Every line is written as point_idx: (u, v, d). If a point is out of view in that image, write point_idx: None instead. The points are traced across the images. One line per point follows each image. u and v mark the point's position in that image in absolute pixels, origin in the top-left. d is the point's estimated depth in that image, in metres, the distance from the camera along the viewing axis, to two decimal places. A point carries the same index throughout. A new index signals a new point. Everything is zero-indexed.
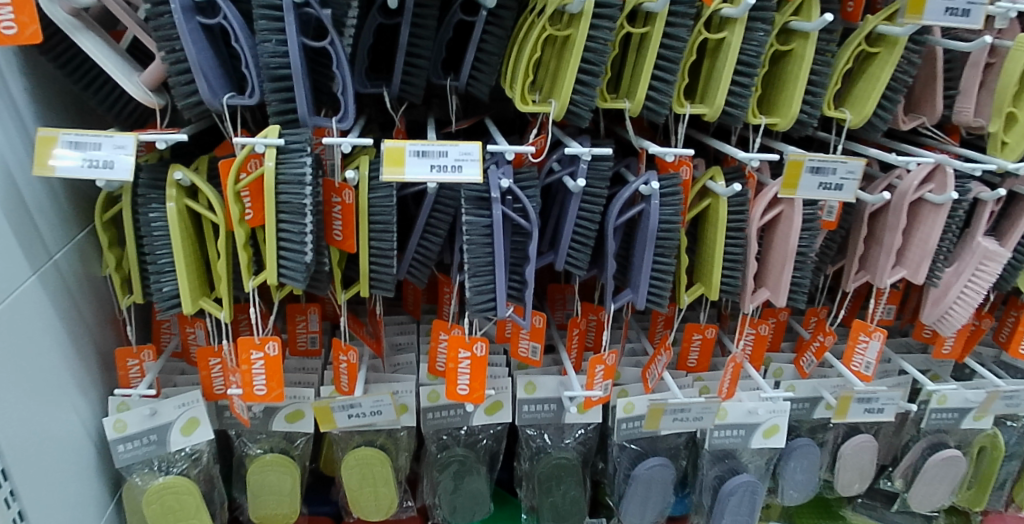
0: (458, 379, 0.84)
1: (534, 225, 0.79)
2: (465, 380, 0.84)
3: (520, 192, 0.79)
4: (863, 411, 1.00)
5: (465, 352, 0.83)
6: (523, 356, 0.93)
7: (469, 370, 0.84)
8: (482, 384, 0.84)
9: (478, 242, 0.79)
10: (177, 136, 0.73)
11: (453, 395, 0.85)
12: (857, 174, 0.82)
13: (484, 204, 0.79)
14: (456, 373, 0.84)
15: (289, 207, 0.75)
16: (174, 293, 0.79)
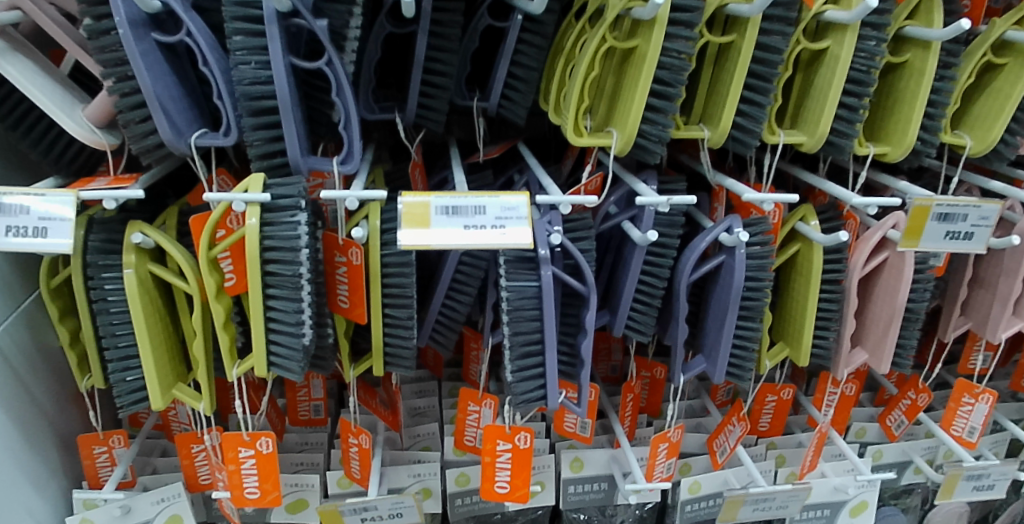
0: (495, 475, 0.70)
1: (591, 289, 0.63)
2: (505, 476, 0.70)
3: (574, 246, 0.62)
4: (971, 488, 0.86)
5: (504, 444, 0.69)
6: (570, 431, 0.78)
7: (510, 464, 0.69)
8: (525, 481, 0.70)
9: (524, 314, 0.62)
10: (131, 192, 0.55)
11: (490, 494, 0.71)
12: (990, 220, 0.69)
13: (529, 265, 0.62)
14: (493, 467, 0.70)
15: (280, 280, 0.58)
16: (141, 383, 0.63)
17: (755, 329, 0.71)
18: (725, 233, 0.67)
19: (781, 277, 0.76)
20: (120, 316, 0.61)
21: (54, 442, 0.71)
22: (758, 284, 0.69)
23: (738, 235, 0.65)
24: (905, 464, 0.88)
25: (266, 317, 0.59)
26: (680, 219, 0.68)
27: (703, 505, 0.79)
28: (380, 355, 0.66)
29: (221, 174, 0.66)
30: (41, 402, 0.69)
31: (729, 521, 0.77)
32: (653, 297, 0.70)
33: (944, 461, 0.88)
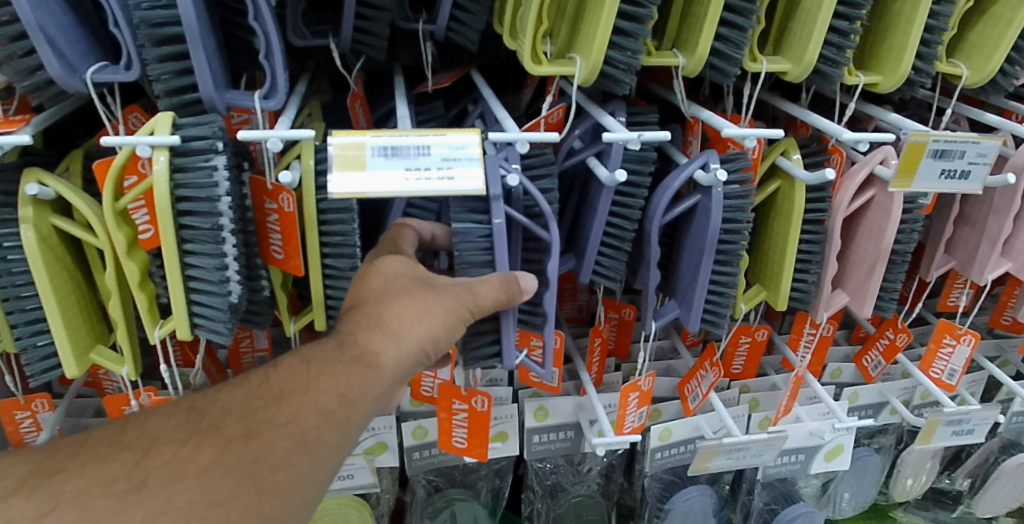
0: (453, 431, 0.68)
1: (551, 233, 0.56)
2: (463, 433, 0.67)
3: (534, 184, 0.55)
4: (950, 434, 0.84)
5: (460, 403, 0.65)
6: (534, 382, 0.72)
7: (467, 423, 0.66)
8: (483, 440, 0.67)
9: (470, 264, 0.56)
10: (16, 139, 0.48)
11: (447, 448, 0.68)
12: (989, 157, 0.63)
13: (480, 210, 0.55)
14: (451, 423, 0.67)
15: (199, 234, 0.51)
16: (54, 348, 0.57)
17: (733, 274, 0.66)
18: (700, 170, 0.61)
19: (760, 215, 0.71)
20: (24, 276, 0.55)
21: None
22: (737, 226, 0.63)
23: (715, 174, 0.59)
24: (882, 405, 0.85)
25: (186, 274, 0.53)
26: (652, 154, 0.62)
27: (675, 452, 0.76)
28: (322, 309, 0.60)
29: (132, 111, 0.57)
30: None
31: (701, 471, 0.75)
32: (623, 241, 0.64)
33: (921, 401, 0.86)
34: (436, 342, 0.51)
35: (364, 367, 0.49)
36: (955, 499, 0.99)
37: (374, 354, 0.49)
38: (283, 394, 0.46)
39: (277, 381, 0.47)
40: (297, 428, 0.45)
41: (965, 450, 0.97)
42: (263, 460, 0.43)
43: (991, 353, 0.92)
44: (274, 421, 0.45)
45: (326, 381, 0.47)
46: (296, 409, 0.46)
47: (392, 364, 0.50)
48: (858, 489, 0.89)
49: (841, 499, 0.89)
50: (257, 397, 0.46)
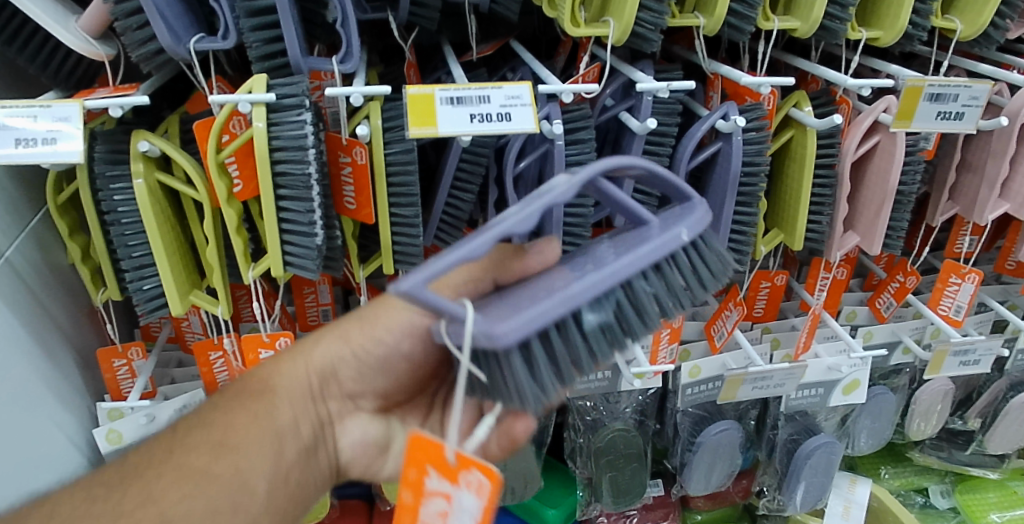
0: None
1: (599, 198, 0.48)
2: None
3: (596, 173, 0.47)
4: (958, 365, 0.91)
5: None
6: None
7: None
8: None
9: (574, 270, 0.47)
10: (134, 99, 0.55)
11: None
12: (981, 99, 0.71)
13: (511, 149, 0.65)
14: None
15: (291, 180, 0.58)
16: (158, 291, 0.65)
17: (754, 215, 0.73)
18: (721, 120, 0.68)
19: (775, 162, 0.78)
20: (132, 227, 0.62)
21: (72, 357, 0.72)
22: (756, 169, 0.70)
23: (735, 121, 0.66)
24: (895, 343, 0.92)
25: (279, 217, 0.60)
26: (678, 107, 0.69)
27: (704, 388, 0.82)
28: (389, 253, 0.67)
29: (218, 81, 0.63)
30: (57, 319, 0.70)
31: (729, 400, 0.83)
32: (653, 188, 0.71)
33: (932, 339, 0.92)
34: (352, 340, 0.57)
35: (265, 396, 0.54)
36: (967, 438, 1.05)
37: (272, 383, 0.56)
38: (146, 465, 0.47)
39: (134, 461, 0.48)
40: (155, 506, 0.44)
41: (976, 391, 1.03)
42: (143, 511, 0.44)
43: (998, 297, 0.98)
44: (138, 502, 0.44)
45: (212, 422, 0.51)
46: (151, 484, 0.46)
47: (296, 383, 0.56)
48: (874, 428, 0.94)
49: (859, 437, 0.95)
50: (100, 481, 0.46)
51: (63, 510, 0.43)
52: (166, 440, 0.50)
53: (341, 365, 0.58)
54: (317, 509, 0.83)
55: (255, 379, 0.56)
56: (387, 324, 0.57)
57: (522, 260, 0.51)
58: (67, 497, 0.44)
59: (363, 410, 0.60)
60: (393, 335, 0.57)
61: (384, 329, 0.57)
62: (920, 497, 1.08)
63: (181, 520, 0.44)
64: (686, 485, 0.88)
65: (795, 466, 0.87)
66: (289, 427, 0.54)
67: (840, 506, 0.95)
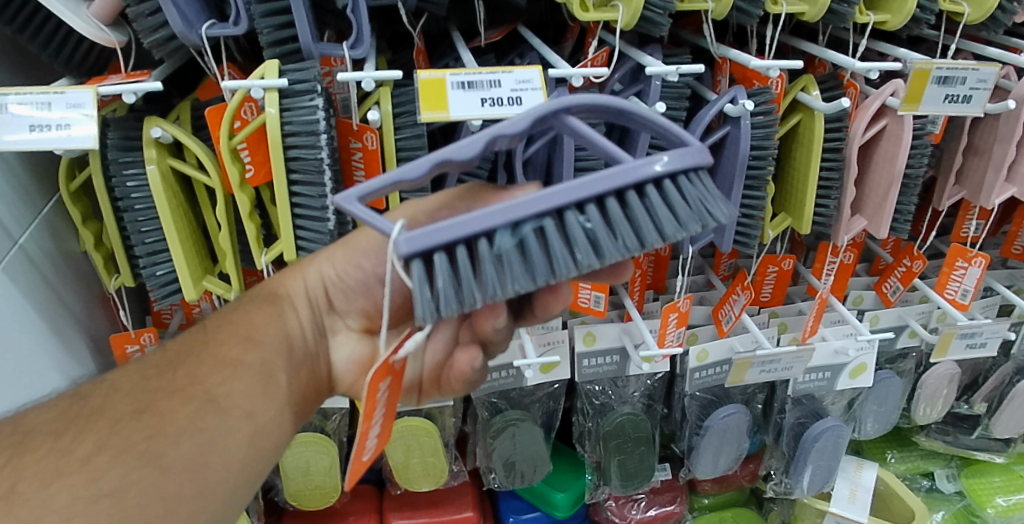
0: None
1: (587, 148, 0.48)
2: None
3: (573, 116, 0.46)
4: (965, 348, 0.93)
5: None
6: (584, 308, 0.78)
7: None
8: None
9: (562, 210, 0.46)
10: (148, 85, 0.55)
11: None
12: (988, 82, 0.72)
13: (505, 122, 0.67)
14: None
15: (303, 165, 0.59)
16: (171, 277, 0.66)
17: (761, 199, 0.74)
18: (729, 104, 0.68)
19: (783, 146, 0.78)
20: (145, 213, 0.63)
21: (85, 343, 0.73)
22: (764, 152, 0.71)
23: (743, 105, 0.67)
24: (902, 327, 0.92)
25: (291, 202, 0.61)
26: (686, 91, 0.69)
27: (712, 372, 0.83)
28: None
29: (230, 68, 0.63)
30: (70, 306, 0.71)
31: (738, 383, 0.84)
32: None
33: (938, 323, 0.93)
34: (331, 265, 0.60)
35: (274, 303, 0.58)
36: (972, 422, 1.05)
37: (280, 291, 0.60)
38: (186, 353, 0.51)
39: (173, 350, 0.52)
40: (202, 386, 0.49)
41: (982, 375, 1.03)
42: (194, 388, 0.48)
43: (1004, 281, 0.99)
44: (187, 381, 0.49)
45: (235, 322, 0.55)
46: (194, 368, 0.50)
47: (298, 296, 0.60)
48: (880, 412, 0.95)
49: (865, 421, 0.95)
50: (149, 366, 0.50)
51: (124, 385, 0.48)
52: (197, 335, 0.54)
53: (330, 286, 0.61)
54: (328, 494, 0.84)
55: (263, 290, 0.60)
56: (365, 250, 0.59)
57: (499, 193, 0.54)
58: (123, 377, 0.49)
59: (351, 328, 0.64)
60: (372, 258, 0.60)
61: (366, 253, 0.59)
62: (925, 480, 1.10)
63: (227, 398, 0.49)
64: (694, 468, 0.88)
65: (802, 449, 0.88)
66: (294, 333, 0.58)
67: (847, 489, 0.95)
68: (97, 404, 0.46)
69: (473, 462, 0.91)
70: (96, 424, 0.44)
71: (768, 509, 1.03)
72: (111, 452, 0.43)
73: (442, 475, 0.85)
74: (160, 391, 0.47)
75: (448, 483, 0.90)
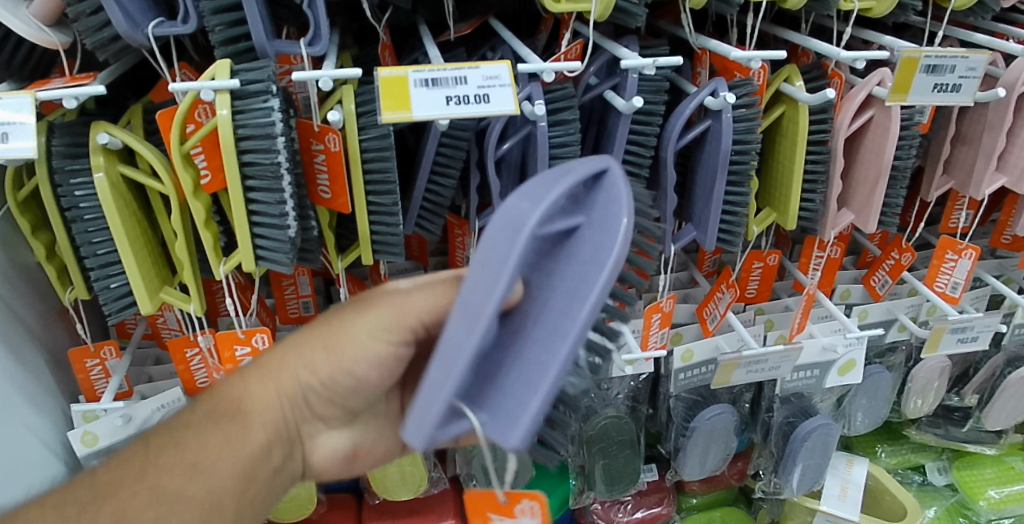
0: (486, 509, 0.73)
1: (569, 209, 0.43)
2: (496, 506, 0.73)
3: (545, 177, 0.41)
4: (955, 341, 0.90)
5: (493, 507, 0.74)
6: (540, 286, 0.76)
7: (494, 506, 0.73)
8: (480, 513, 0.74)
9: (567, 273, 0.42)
10: (90, 89, 0.51)
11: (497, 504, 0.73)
12: (979, 70, 0.69)
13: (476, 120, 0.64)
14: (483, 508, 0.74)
15: (259, 171, 0.56)
16: (127, 289, 0.63)
17: (745, 195, 0.71)
18: (710, 97, 0.65)
19: (767, 140, 0.75)
20: (96, 223, 0.60)
21: (44, 358, 0.70)
22: (746, 146, 0.68)
23: (724, 98, 0.64)
24: (890, 322, 0.90)
25: (248, 210, 0.58)
26: (664, 84, 0.66)
27: (697, 372, 0.81)
28: (368, 243, 0.64)
29: (183, 69, 0.60)
30: (25, 320, 0.68)
31: (723, 384, 0.81)
32: (641, 168, 0.69)
33: (928, 317, 0.91)
34: (312, 371, 0.54)
35: (233, 420, 0.54)
36: (964, 414, 1.04)
37: (242, 405, 0.55)
38: (118, 484, 0.49)
39: (104, 478, 0.49)
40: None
41: (973, 367, 1.02)
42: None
43: (993, 271, 0.97)
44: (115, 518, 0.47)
45: (183, 443, 0.51)
46: (124, 503, 0.48)
47: (263, 410, 0.55)
48: (871, 406, 0.93)
49: (855, 417, 0.93)
50: (74, 492, 0.48)
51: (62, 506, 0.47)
52: (139, 455, 0.51)
53: (307, 396, 0.56)
54: (304, 505, 0.82)
55: (222, 397, 0.55)
56: (351, 353, 0.53)
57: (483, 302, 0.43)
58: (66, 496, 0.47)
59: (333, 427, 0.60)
60: (357, 364, 0.53)
61: (353, 360, 0.53)
62: (916, 475, 1.09)
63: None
64: (680, 469, 0.86)
65: (791, 448, 0.85)
66: (256, 449, 0.54)
67: (837, 487, 0.94)
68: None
69: (453, 469, 0.88)
70: None
71: (757, 507, 1.01)
72: None
73: (422, 483, 0.83)
74: (99, 506, 0.47)
75: (429, 490, 0.88)
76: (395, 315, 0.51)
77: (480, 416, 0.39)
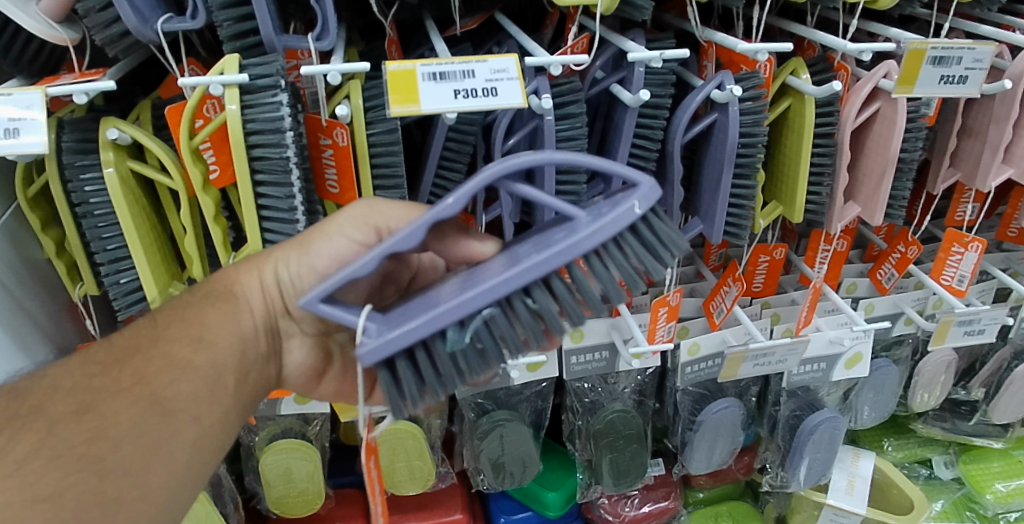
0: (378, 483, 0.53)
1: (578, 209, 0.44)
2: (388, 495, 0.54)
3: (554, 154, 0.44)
4: (962, 334, 0.90)
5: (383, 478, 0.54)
6: None
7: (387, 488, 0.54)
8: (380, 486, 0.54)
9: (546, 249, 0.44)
10: (100, 84, 0.51)
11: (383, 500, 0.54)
12: (985, 62, 0.69)
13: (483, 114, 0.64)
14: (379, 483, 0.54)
15: (267, 165, 0.56)
16: (136, 284, 0.63)
17: (752, 188, 0.71)
18: (716, 90, 0.65)
19: (773, 132, 0.75)
20: (105, 219, 0.60)
21: (53, 354, 0.70)
22: (753, 139, 0.68)
23: (731, 90, 0.64)
24: (897, 315, 0.90)
25: (258, 205, 0.58)
26: (671, 77, 0.66)
27: (704, 365, 0.81)
28: None
29: (191, 64, 0.60)
30: (35, 316, 0.68)
31: (730, 377, 0.81)
32: (647, 161, 0.69)
33: (934, 310, 0.91)
34: (287, 267, 0.56)
35: (226, 301, 0.55)
36: (970, 408, 1.04)
37: (233, 292, 0.56)
38: (135, 350, 0.48)
39: (120, 346, 0.48)
40: (148, 387, 0.46)
41: (979, 361, 1.02)
42: (141, 389, 0.45)
43: (1000, 264, 0.97)
44: (133, 380, 0.46)
45: (187, 318, 0.51)
46: (142, 367, 0.47)
47: (254, 299, 0.56)
48: (878, 400, 0.93)
49: (862, 411, 0.93)
50: (94, 362, 0.47)
51: (68, 383, 0.45)
52: (147, 330, 0.50)
53: (286, 296, 0.57)
54: (312, 500, 0.82)
55: (216, 287, 0.56)
56: (320, 250, 0.56)
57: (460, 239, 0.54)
58: (65, 375, 0.46)
59: (304, 334, 0.62)
60: (324, 266, 0.56)
61: (318, 258, 0.56)
62: (923, 469, 1.09)
63: (175, 401, 0.46)
64: (688, 463, 0.86)
65: (798, 442, 0.85)
66: (245, 334, 0.55)
67: (845, 480, 0.94)
68: (34, 403, 0.43)
69: (460, 463, 0.89)
70: (34, 423, 0.42)
71: (764, 501, 1.01)
72: (48, 455, 0.40)
73: (429, 477, 0.83)
74: (103, 391, 0.44)
75: (436, 484, 0.88)
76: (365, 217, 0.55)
77: (371, 321, 0.44)
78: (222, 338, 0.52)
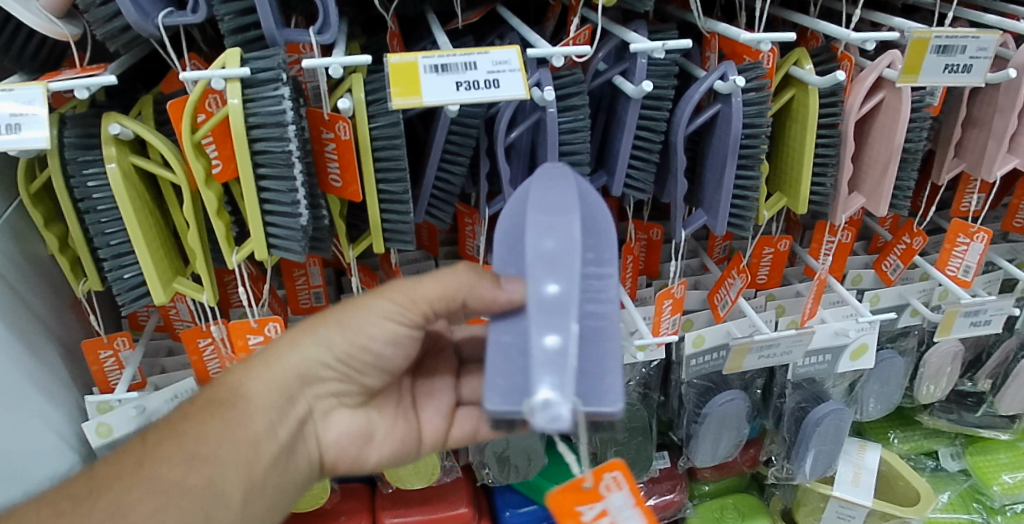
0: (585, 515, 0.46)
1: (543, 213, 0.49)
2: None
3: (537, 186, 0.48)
4: (969, 325, 0.89)
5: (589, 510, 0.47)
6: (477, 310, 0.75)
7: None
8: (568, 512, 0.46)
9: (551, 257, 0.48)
10: (101, 79, 0.51)
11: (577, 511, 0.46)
12: (990, 51, 0.69)
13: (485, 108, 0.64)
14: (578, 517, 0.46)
15: (270, 159, 0.56)
16: (140, 279, 0.63)
17: (755, 178, 0.71)
18: (719, 80, 0.65)
19: (776, 124, 0.75)
20: (108, 214, 0.60)
21: (57, 350, 0.70)
22: (757, 130, 0.68)
23: (734, 81, 0.63)
24: (902, 306, 0.90)
25: (260, 199, 0.58)
26: (674, 68, 0.66)
27: (709, 358, 0.80)
28: (379, 232, 0.64)
29: (192, 59, 0.60)
30: (39, 312, 0.68)
31: (735, 369, 0.81)
32: (651, 153, 0.69)
33: (940, 301, 0.91)
34: (333, 346, 0.57)
35: (233, 406, 0.54)
36: (977, 400, 1.03)
37: (242, 390, 0.55)
38: (116, 478, 0.48)
39: (102, 473, 0.48)
40: (124, 519, 0.46)
41: (986, 352, 1.01)
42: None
43: (1006, 255, 0.96)
44: (107, 514, 0.46)
45: (183, 435, 0.51)
46: (120, 497, 0.47)
47: (261, 394, 0.56)
48: (883, 392, 0.92)
49: (868, 403, 0.93)
50: (67, 495, 0.46)
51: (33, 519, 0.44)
52: (137, 450, 0.50)
53: (320, 370, 0.58)
54: (317, 494, 0.82)
55: (222, 387, 0.55)
56: (364, 331, 0.57)
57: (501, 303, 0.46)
58: (34, 509, 0.45)
59: (346, 406, 0.62)
60: (378, 344, 0.57)
61: (368, 336, 0.57)
62: (930, 460, 1.08)
63: None
64: (693, 456, 0.86)
65: (804, 434, 0.85)
66: (254, 439, 0.54)
67: (850, 472, 0.93)
68: None
69: (466, 457, 0.89)
70: None
71: (770, 494, 1.02)
72: None
73: (434, 472, 0.83)
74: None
75: (442, 479, 0.88)
76: (406, 299, 0.55)
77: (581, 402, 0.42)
78: (227, 448, 0.52)
